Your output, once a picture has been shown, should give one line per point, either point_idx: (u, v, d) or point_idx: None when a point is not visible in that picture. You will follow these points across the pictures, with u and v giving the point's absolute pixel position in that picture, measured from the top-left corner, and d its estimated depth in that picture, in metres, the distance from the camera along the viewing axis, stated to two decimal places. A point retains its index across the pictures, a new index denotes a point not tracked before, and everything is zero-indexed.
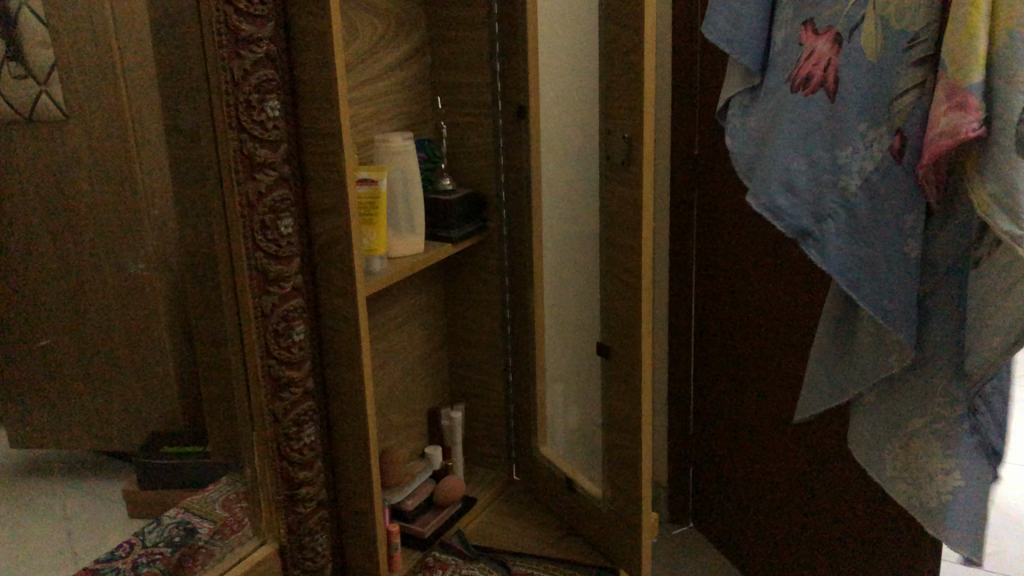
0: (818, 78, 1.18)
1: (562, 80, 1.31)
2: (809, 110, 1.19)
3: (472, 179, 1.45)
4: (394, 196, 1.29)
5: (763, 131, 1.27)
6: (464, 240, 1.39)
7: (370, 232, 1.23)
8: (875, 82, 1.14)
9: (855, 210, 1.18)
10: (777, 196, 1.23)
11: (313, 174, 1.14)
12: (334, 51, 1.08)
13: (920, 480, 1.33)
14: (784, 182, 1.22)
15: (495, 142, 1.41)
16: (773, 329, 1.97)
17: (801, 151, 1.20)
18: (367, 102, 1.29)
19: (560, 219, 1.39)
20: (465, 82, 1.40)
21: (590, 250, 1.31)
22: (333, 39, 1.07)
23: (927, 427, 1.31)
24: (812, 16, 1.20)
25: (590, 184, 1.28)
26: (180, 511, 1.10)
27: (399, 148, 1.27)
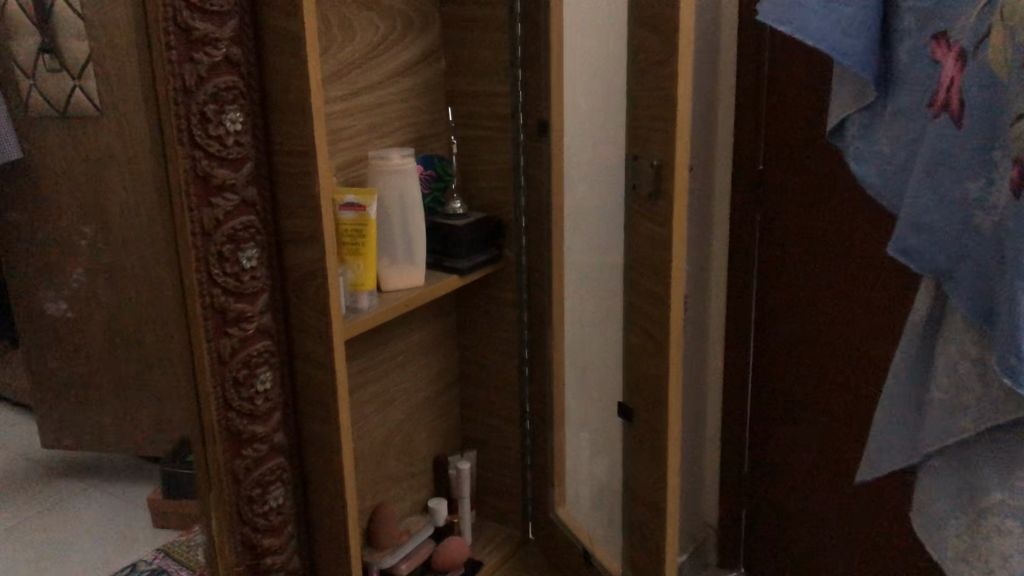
0: (945, 100, 0.99)
1: (588, 92, 1.12)
2: (936, 137, 0.99)
3: (487, 201, 1.27)
4: (388, 224, 1.12)
5: (901, 154, 1.08)
6: (474, 271, 1.22)
7: (355, 264, 1.06)
8: (996, 102, 0.94)
9: (973, 248, 0.98)
10: (907, 235, 1.04)
11: (285, 197, 0.98)
12: (309, 56, 0.91)
13: (993, 564, 1.08)
14: (915, 220, 1.03)
15: (513, 161, 1.23)
16: (840, 373, 1.75)
17: (932, 185, 1.01)
18: (362, 112, 1.12)
19: (583, 252, 1.20)
20: (482, 92, 1.23)
21: (615, 291, 1.12)
22: (309, 42, 0.91)
23: (997, 505, 1.07)
24: (945, 27, 0.99)
25: (617, 214, 1.09)
26: (156, 557, 0.97)
27: (396, 167, 1.10)
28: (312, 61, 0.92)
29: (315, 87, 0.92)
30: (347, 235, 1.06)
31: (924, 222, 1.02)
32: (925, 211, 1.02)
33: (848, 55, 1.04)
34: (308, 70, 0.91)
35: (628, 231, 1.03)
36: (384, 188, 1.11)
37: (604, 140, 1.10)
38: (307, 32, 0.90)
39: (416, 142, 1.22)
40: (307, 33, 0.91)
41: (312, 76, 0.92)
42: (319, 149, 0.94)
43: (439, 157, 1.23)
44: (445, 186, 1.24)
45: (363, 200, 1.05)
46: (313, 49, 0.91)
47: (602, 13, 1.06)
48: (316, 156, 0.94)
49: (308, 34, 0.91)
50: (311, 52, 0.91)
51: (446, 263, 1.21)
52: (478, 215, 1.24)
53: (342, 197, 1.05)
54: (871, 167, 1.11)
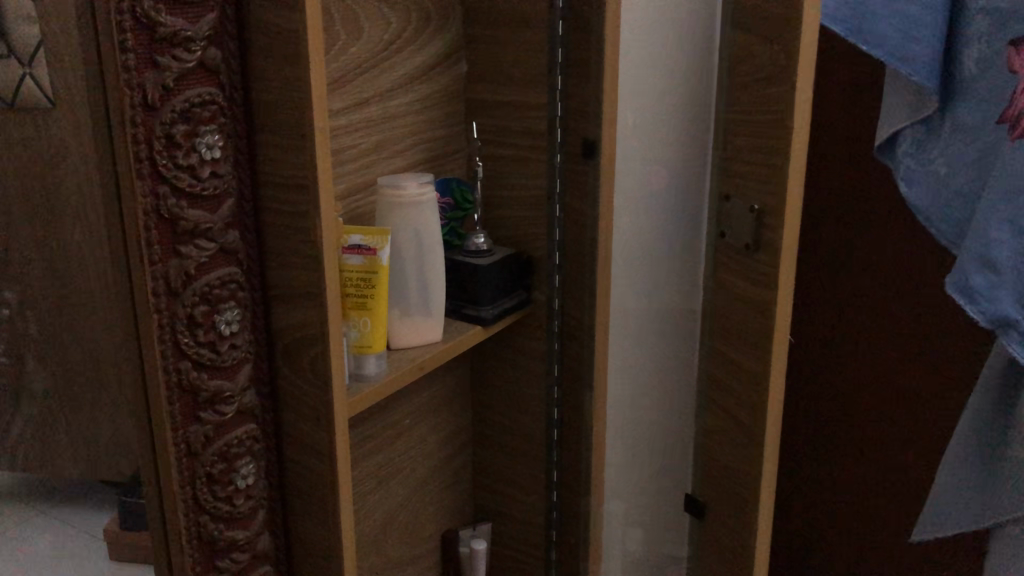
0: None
1: (652, 127, 0.96)
2: (1015, 164, 0.81)
3: (512, 234, 1.05)
4: (401, 268, 0.91)
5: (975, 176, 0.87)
6: (499, 320, 1.01)
7: (361, 321, 0.84)
8: None
9: None
10: (972, 273, 0.86)
11: (276, 243, 0.76)
12: (316, 61, 0.70)
13: None
14: (981, 254, 0.85)
15: (548, 187, 1.02)
16: (839, 450, 1.36)
17: (1006, 212, 0.82)
18: (368, 129, 0.91)
19: (640, 313, 1.03)
20: (509, 104, 1.01)
21: (676, 354, 1.02)
22: (316, 44, 0.70)
23: None
24: None
25: (680, 271, 0.99)
26: None
27: (411, 198, 0.89)
28: (318, 68, 0.71)
29: (320, 101, 0.71)
30: (351, 285, 0.84)
31: (993, 258, 0.84)
32: (993, 244, 0.84)
33: (910, 63, 0.85)
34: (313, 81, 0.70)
35: (686, 288, 1.00)
36: (397, 224, 0.89)
37: (664, 187, 0.98)
38: (313, 31, 0.69)
39: (429, 164, 1.00)
40: (314, 32, 0.70)
41: (319, 89, 0.71)
42: (324, 179, 0.73)
43: (458, 182, 1.01)
44: (464, 217, 1.02)
45: (374, 241, 0.83)
46: (317, 53, 0.70)
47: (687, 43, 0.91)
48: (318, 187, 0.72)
49: (314, 34, 0.70)
50: (319, 57, 0.71)
51: (467, 311, 0.99)
52: (504, 252, 1.02)
53: (346, 238, 0.83)
54: (929, 192, 0.91)
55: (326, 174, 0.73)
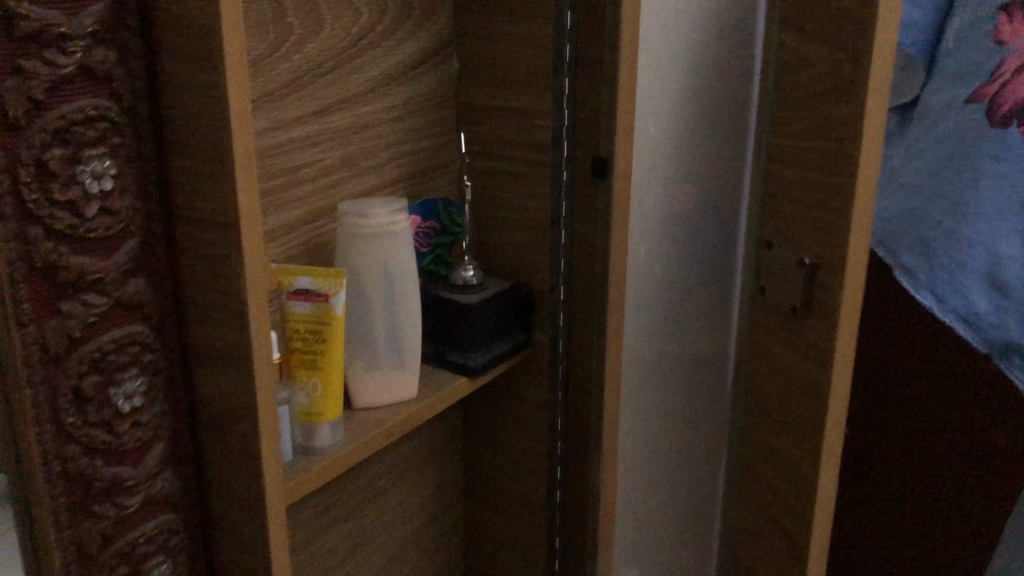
0: (1017, 104, 0.86)
1: (678, 151, 0.85)
2: (1003, 165, 0.86)
3: (508, 264, 0.89)
4: (366, 313, 0.75)
5: (918, 173, 0.93)
6: (491, 368, 0.84)
7: (310, 383, 0.68)
8: None
9: None
10: (973, 296, 0.87)
11: (195, 292, 0.61)
12: (237, 65, 0.53)
13: None
14: (987, 271, 0.86)
15: (552, 210, 0.84)
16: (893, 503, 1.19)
17: (998, 219, 0.86)
18: (328, 142, 0.75)
19: (665, 359, 0.91)
20: (507, 111, 0.84)
21: (698, 393, 0.95)
22: (237, 43, 0.53)
23: None
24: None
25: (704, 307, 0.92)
26: None
27: (378, 228, 0.73)
28: (240, 74, 0.54)
29: (243, 117, 0.55)
30: (299, 339, 0.68)
31: (1001, 278, 0.85)
32: (1001, 264, 0.85)
33: (913, 43, 0.93)
34: (232, 91, 0.54)
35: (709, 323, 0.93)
36: (360, 260, 0.73)
37: (687, 211, 0.88)
38: (233, 25, 0.53)
39: (410, 180, 0.84)
40: (235, 27, 0.53)
41: (242, 101, 0.54)
42: (251, 216, 0.57)
43: (446, 202, 0.85)
44: (453, 243, 0.86)
45: (326, 285, 0.67)
46: (239, 53, 0.53)
47: (721, 69, 0.85)
48: (245, 228, 0.56)
49: (235, 29, 0.53)
50: (243, 60, 0.54)
51: (452, 357, 0.83)
52: (499, 285, 0.86)
53: (292, 280, 0.68)
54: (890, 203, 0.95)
55: (255, 208, 0.57)
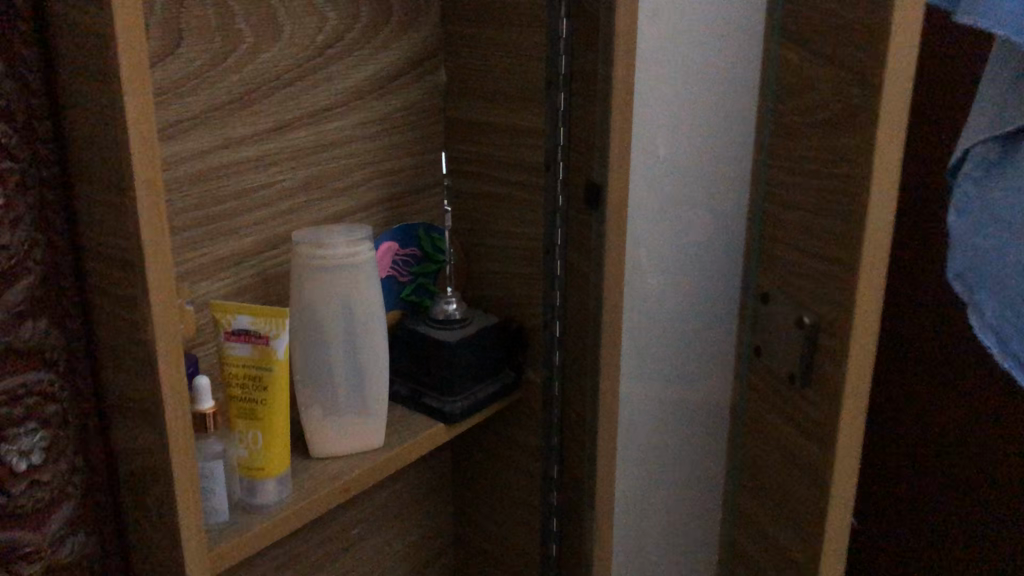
0: None
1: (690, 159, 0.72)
2: None
3: (502, 294, 0.80)
4: (325, 352, 0.67)
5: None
6: (474, 414, 0.76)
7: (250, 434, 0.61)
8: None
9: None
10: None
11: (105, 335, 0.54)
12: (136, 83, 0.46)
13: None
14: None
15: (546, 239, 0.76)
16: None
17: None
18: (290, 162, 0.68)
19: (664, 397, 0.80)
20: (497, 129, 0.76)
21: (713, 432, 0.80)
22: (136, 58, 0.46)
23: None
24: None
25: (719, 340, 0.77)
26: None
27: (336, 261, 0.65)
28: (143, 94, 0.47)
29: (146, 143, 0.47)
30: (238, 384, 0.61)
31: None
32: None
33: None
34: (131, 114, 0.46)
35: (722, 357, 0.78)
36: (316, 296, 0.65)
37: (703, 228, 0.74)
38: (130, 38, 0.45)
39: (390, 203, 0.76)
40: (134, 39, 0.45)
41: (145, 125, 0.47)
42: (162, 256, 0.49)
43: (428, 227, 0.78)
44: (437, 271, 0.79)
45: (266, 326, 0.59)
46: (139, 71, 0.46)
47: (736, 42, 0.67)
48: (153, 269, 0.49)
49: (133, 43, 0.46)
50: (145, 77, 0.46)
51: (429, 401, 0.75)
52: (485, 321, 0.77)
53: (229, 319, 0.60)
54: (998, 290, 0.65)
55: (165, 247, 0.49)
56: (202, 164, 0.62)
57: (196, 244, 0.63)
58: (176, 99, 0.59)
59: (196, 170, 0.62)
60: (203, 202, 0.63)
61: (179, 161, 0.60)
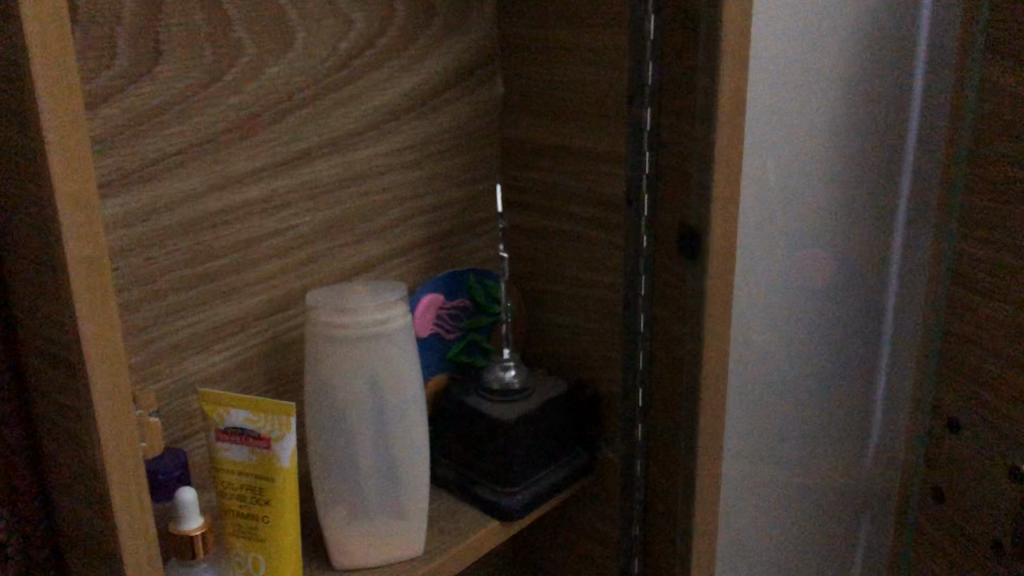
0: None
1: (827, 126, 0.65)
2: None
3: (572, 352, 0.66)
4: (349, 444, 0.53)
5: None
6: (539, 505, 0.62)
7: (249, 558, 0.48)
8: None
9: None
10: None
11: (47, 445, 0.41)
12: (62, 141, 0.33)
13: None
14: None
15: (626, 290, 0.61)
16: None
17: None
18: (307, 202, 0.54)
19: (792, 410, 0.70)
20: (565, 153, 0.61)
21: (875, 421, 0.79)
22: (60, 108, 0.32)
23: None
24: None
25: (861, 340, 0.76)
26: None
27: (359, 330, 0.51)
28: (77, 155, 0.33)
29: (82, 222, 0.34)
30: (234, 497, 0.47)
31: None
32: None
33: None
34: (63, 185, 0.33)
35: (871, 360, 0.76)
36: (336, 374, 0.52)
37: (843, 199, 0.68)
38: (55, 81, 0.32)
39: (434, 244, 0.62)
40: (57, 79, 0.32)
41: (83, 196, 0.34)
42: (114, 365, 0.36)
43: (479, 274, 0.64)
44: (491, 325, 0.65)
45: (267, 425, 0.46)
46: (70, 122, 0.33)
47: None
48: (100, 388, 0.36)
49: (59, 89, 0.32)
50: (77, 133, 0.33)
51: (482, 491, 0.61)
52: (550, 390, 0.63)
53: (221, 414, 0.47)
54: None
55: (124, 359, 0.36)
56: (193, 211, 0.49)
57: (185, 310, 0.50)
58: (156, 131, 0.46)
59: (182, 219, 0.49)
60: (195, 257, 0.50)
61: (160, 209, 0.47)
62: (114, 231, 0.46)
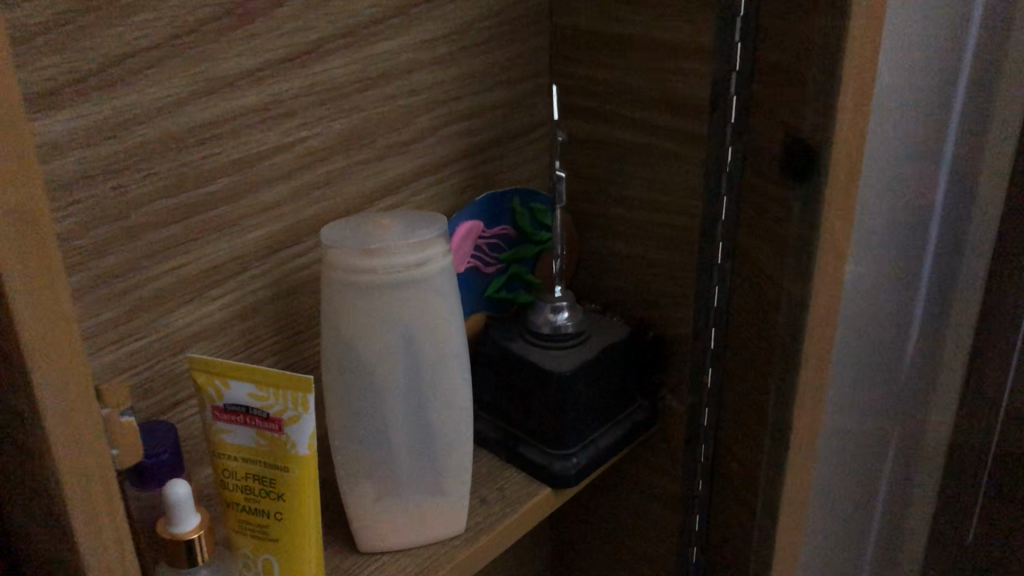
0: None
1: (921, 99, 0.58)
2: None
3: (633, 287, 0.56)
4: (378, 412, 0.44)
5: None
6: (596, 467, 0.53)
7: (260, 561, 0.39)
8: None
9: None
10: None
11: None
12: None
13: None
14: None
15: (705, 216, 0.50)
16: None
17: None
18: (317, 110, 0.43)
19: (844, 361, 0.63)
20: (633, 45, 0.50)
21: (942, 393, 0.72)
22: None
23: None
24: None
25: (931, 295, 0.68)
26: None
27: (386, 278, 0.41)
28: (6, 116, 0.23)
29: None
30: (239, 487, 0.38)
31: None
32: None
33: None
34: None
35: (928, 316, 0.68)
36: (360, 331, 0.42)
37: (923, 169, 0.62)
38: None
39: (473, 157, 0.51)
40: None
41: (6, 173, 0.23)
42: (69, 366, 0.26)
43: (526, 196, 0.53)
44: (536, 256, 0.55)
45: (278, 403, 0.36)
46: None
47: None
48: (50, 382, 0.26)
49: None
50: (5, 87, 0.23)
51: (529, 453, 0.51)
52: (608, 336, 0.53)
53: (219, 389, 0.37)
54: None
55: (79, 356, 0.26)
56: (174, 123, 0.38)
57: (168, 250, 0.39)
58: (118, 19, 0.35)
59: (160, 135, 0.38)
60: (179, 183, 0.39)
61: (130, 121, 0.37)
62: (71, 152, 0.35)
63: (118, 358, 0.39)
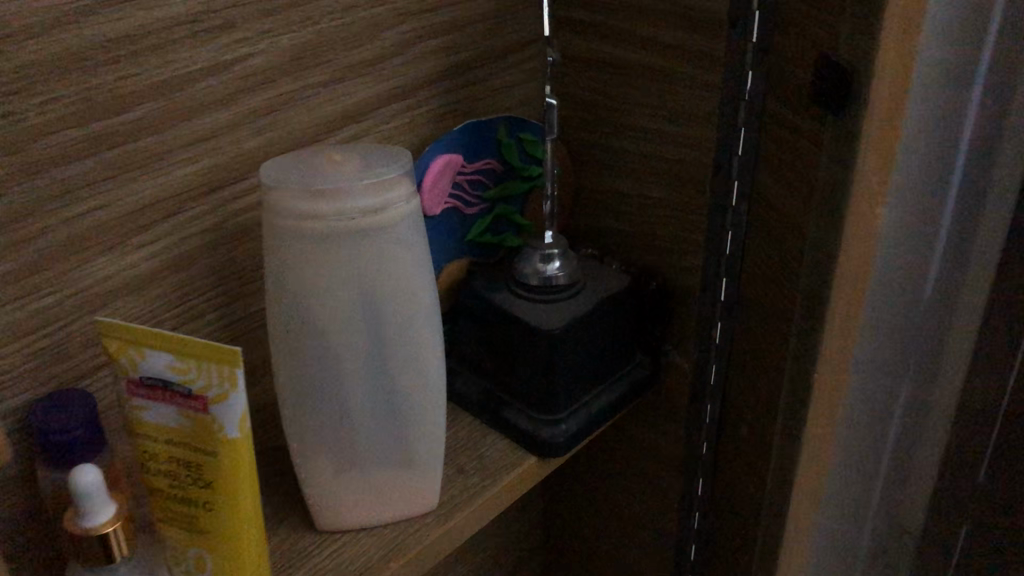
0: None
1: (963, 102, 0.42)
2: None
3: (637, 231, 0.49)
4: (336, 381, 0.38)
5: None
6: (588, 434, 0.47)
7: (191, 555, 0.33)
8: None
9: None
10: None
11: None
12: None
13: None
14: None
15: (720, 150, 0.43)
16: None
17: None
18: (261, 23, 0.36)
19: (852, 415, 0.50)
20: None
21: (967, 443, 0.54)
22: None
23: None
24: None
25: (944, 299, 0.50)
26: None
27: (333, 229, 0.35)
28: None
29: None
30: (163, 470, 0.32)
31: None
32: None
33: None
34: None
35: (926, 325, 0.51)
36: (307, 293, 0.36)
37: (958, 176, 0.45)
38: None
39: (451, 81, 0.44)
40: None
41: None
42: None
43: (515, 123, 0.46)
44: (526, 193, 0.48)
45: (202, 378, 0.30)
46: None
47: None
48: None
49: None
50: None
51: (515, 418, 0.46)
52: (604, 286, 0.47)
53: (133, 358, 0.31)
54: None
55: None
56: (77, 39, 0.31)
57: (78, 190, 0.33)
58: None
59: (57, 53, 0.31)
60: (87, 111, 0.33)
61: (17, 36, 0.30)
62: None
63: (19, 317, 0.33)
